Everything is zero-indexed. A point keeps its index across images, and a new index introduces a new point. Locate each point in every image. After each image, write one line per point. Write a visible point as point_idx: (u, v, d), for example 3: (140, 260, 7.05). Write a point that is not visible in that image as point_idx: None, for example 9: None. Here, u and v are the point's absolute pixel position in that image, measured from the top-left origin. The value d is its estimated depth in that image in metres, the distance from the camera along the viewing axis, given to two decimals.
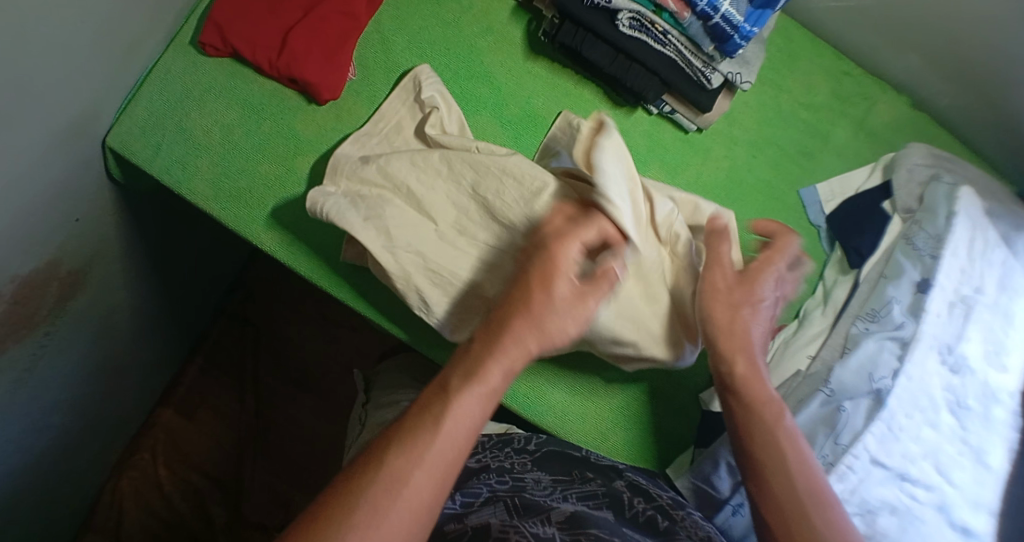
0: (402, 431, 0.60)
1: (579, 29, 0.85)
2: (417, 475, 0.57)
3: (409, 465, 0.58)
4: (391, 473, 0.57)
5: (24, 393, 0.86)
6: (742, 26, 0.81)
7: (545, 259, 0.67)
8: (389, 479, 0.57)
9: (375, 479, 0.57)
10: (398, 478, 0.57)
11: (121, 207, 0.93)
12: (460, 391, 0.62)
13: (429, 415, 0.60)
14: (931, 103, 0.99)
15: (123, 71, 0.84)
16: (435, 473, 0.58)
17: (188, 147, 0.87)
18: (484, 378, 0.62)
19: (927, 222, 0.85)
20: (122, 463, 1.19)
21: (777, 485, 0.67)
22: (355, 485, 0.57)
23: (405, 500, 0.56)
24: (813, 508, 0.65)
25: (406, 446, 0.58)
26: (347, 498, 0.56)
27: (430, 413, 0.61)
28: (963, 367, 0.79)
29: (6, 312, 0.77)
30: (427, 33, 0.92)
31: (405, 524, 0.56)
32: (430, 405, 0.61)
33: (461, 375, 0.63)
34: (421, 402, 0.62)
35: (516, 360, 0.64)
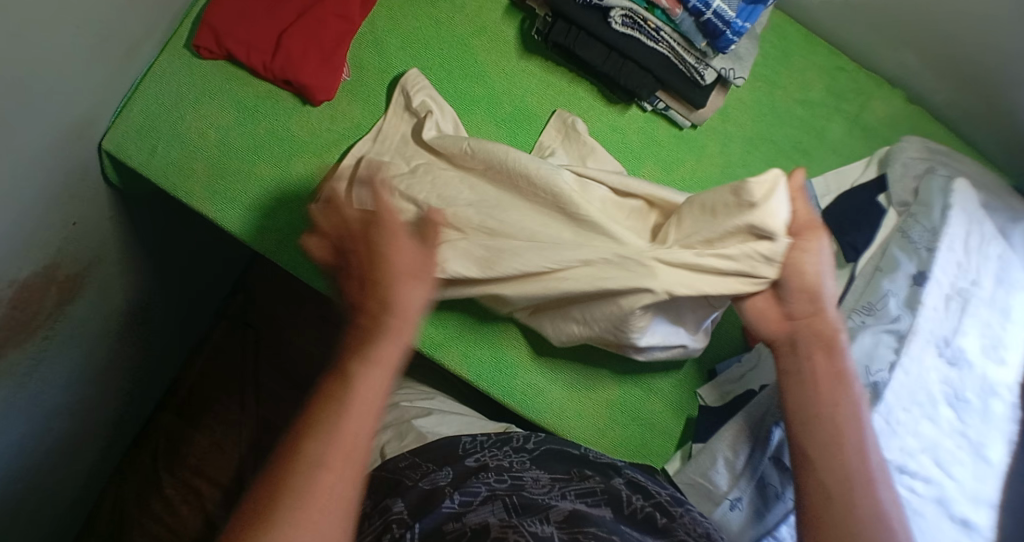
0: (301, 439, 0.57)
1: (572, 28, 0.85)
2: (336, 475, 0.56)
3: (321, 464, 0.56)
4: (307, 482, 0.55)
5: (26, 397, 0.87)
6: (734, 22, 0.81)
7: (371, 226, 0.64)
8: (306, 491, 0.55)
9: (290, 491, 0.55)
10: (311, 481, 0.55)
11: (119, 210, 0.93)
12: (359, 375, 0.59)
13: (331, 409, 0.58)
14: (926, 98, 0.99)
15: (120, 75, 0.84)
16: (351, 466, 0.57)
17: (184, 149, 0.87)
18: (380, 359, 0.60)
19: (923, 216, 0.86)
20: (124, 466, 1.21)
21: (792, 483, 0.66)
22: (271, 510, 0.54)
23: (324, 505, 0.55)
24: (824, 506, 0.63)
25: (312, 445, 0.56)
26: (266, 518, 0.54)
27: (332, 406, 0.58)
28: (961, 360, 0.79)
29: (6, 315, 0.77)
30: (422, 33, 0.92)
31: (333, 523, 0.55)
32: (328, 396, 0.59)
33: (355, 362, 0.60)
34: (320, 398, 0.59)
35: (408, 332, 0.62)
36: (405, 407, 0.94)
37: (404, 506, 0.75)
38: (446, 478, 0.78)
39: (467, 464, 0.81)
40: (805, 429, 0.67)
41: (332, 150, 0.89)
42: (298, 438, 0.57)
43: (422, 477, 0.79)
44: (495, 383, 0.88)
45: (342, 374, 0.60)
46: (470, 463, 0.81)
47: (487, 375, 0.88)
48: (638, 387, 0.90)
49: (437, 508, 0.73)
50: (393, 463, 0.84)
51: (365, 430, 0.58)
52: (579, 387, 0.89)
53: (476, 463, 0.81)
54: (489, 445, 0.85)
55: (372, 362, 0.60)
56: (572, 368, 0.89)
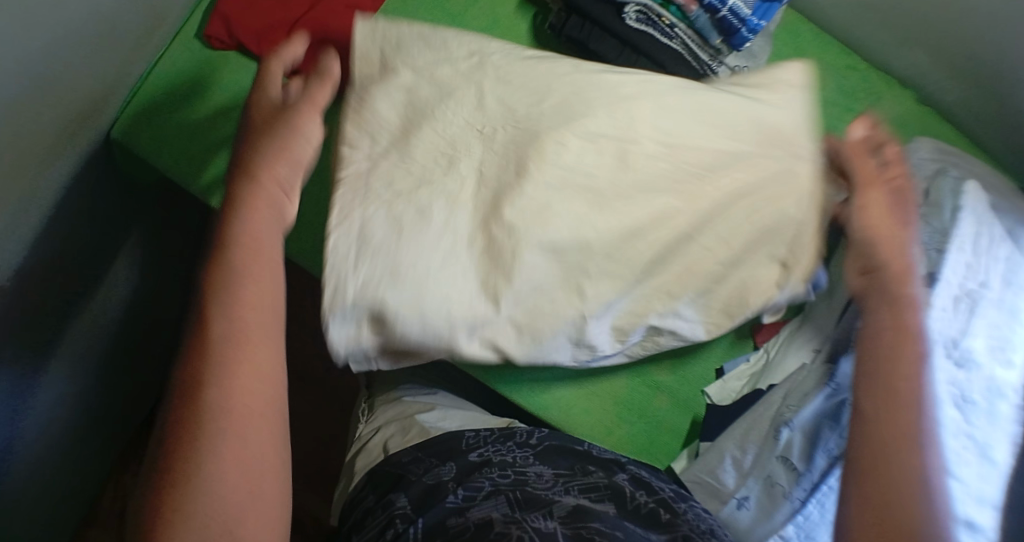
0: (193, 409, 0.55)
1: (585, 22, 0.85)
2: (238, 424, 0.55)
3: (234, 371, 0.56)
4: (218, 444, 0.54)
5: (31, 388, 0.86)
6: (749, 19, 0.81)
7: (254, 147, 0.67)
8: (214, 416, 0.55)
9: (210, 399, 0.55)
10: (226, 384, 0.56)
11: (125, 198, 0.93)
12: (243, 276, 0.60)
13: (220, 330, 0.57)
14: (935, 99, 0.99)
15: (128, 65, 0.84)
16: (262, 412, 0.57)
17: (192, 140, 0.86)
18: (247, 239, 0.61)
19: (934, 218, 0.86)
20: (125, 457, 1.20)
21: None
22: (182, 479, 0.53)
23: (245, 451, 0.55)
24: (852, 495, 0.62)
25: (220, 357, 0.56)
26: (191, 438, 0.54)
27: (195, 375, 0.56)
28: (969, 361, 0.79)
29: (12, 305, 0.77)
30: (433, 26, 0.92)
31: (256, 420, 0.56)
32: (214, 312, 0.58)
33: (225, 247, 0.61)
34: (204, 370, 0.56)
35: (267, 213, 0.63)
36: (410, 400, 0.94)
37: (408, 501, 0.74)
38: (450, 473, 0.78)
39: (470, 459, 0.81)
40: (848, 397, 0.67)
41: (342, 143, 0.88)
42: (188, 406, 0.55)
43: (425, 471, 0.79)
44: (500, 380, 0.87)
45: (205, 336, 0.57)
46: (473, 457, 0.81)
47: (496, 371, 0.87)
48: (644, 385, 0.90)
49: (440, 503, 0.73)
50: (395, 458, 0.83)
51: (275, 369, 0.58)
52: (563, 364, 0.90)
53: (480, 458, 0.81)
54: (492, 441, 0.85)
55: (237, 332, 0.58)
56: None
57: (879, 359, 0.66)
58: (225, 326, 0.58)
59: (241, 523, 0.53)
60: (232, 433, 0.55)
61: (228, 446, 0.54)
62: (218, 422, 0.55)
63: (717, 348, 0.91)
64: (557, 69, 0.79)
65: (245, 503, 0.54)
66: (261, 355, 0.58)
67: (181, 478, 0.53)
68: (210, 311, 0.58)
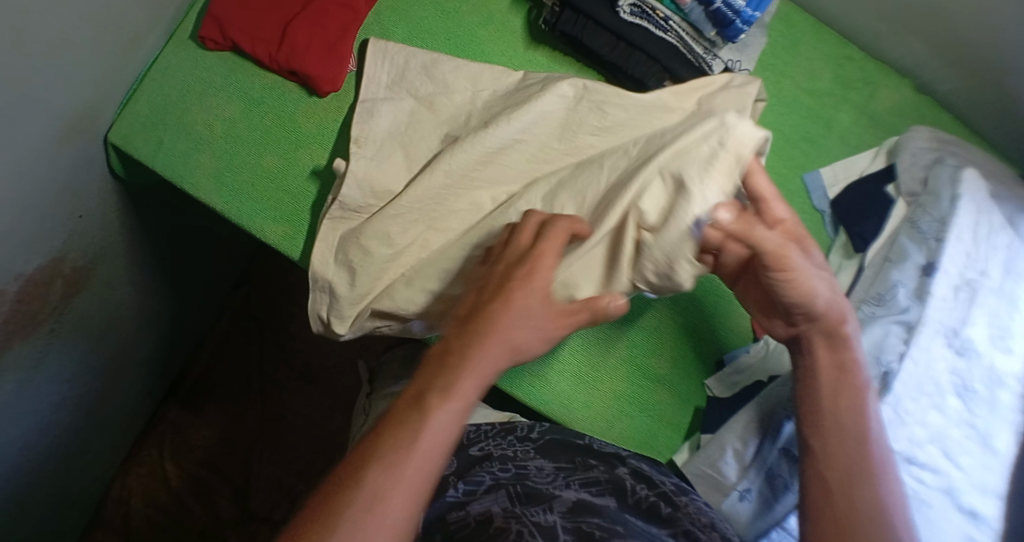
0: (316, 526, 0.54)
1: (579, 18, 0.85)
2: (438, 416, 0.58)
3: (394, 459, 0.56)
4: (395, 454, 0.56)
5: (32, 390, 0.87)
6: (744, 11, 0.81)
7: (520, 275, 0.65)
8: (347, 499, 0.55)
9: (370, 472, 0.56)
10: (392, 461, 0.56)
11: (124, 201, 0.93)
12: (470, 354, 0.61)
13: (410, 407, 0.59)
14: (933, 87, 0.99)
15: (124, 68, 0.84)
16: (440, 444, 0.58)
17: (189, 142, 0.87)
18: (500, 329, 0.62)
19: (931, 206, 0.85)
20: (129, 459, 1.21)
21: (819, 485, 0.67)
22: None
23: None
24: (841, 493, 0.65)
25: (395, 433, 0.57)
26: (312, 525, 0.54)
27: (375, 475, 0.56)
28: (969, 350, 0.79)
29: (11, 309, 0.78)
30: (427, 23, 0.91)
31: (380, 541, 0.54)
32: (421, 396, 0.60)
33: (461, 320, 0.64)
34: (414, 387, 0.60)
35: (496, 350, 0.62)
36: None
37: None
38: (451, 467, 0.81)
39: (472, 453, 0.82)
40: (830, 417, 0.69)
41: (338, 140, 0.88)
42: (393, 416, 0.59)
43: None
44: (503, 376, 0.87)
45: (396, 432, 0.58)
46: (474, 452, 0.83)
47: None
48: (646, 379, 0.89)
49: (442, 497, 0.74)
50: None
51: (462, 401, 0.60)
52: (577, 352, 0.89)
53: (482, 452, 0.82)
54: (494, 435, 0.85)
55: (448, 399, 0.59)
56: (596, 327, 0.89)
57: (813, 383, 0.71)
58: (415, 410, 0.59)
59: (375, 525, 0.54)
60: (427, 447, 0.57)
61: (407, 469, 0.56)
62: (401, 443, 0.57)
63: (711, 341, 0.91)
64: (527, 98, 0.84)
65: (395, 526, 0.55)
66: (427, 440, 0.57)
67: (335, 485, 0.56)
68: (473, 334, 0.62)
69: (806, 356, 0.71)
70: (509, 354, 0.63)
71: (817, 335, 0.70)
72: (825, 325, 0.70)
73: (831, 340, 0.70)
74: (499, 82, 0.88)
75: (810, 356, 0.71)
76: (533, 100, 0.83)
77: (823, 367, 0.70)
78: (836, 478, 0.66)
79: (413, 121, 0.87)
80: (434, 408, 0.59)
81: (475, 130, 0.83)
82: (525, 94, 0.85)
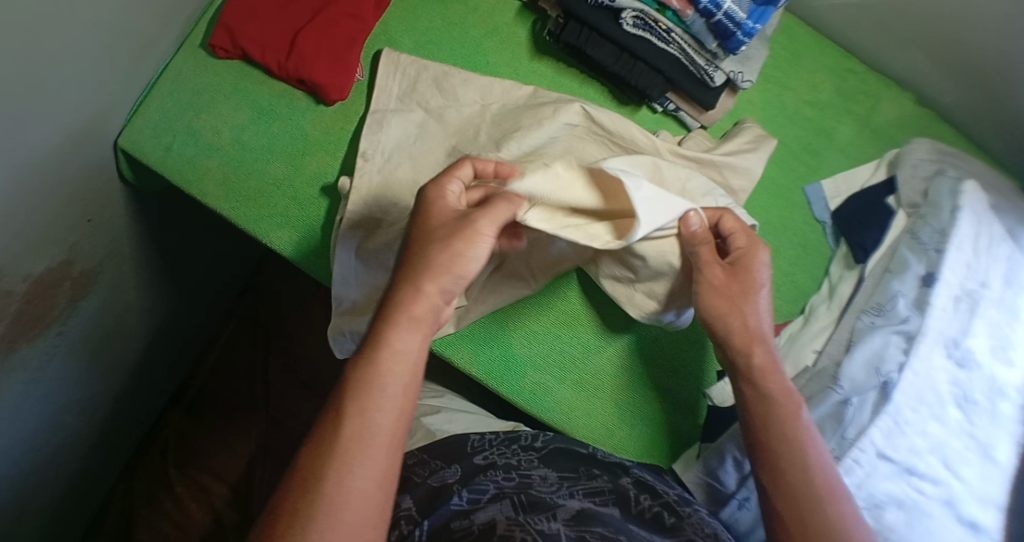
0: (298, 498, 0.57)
1: (583, 29, 0.86)
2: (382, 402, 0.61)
3: (357, 412, 0.60)
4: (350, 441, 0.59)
5: (38, 392, 0.88)
6: (745, 23, 0.81)
7: (431, 199, 0.68)
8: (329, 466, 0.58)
9: (337, 441, 0.59)
10: (351, 420, 0.60)
11: (133, 205, 0.94)
12: (409, 302, 0.64)
13: (362, 366, 0.62)
14: (935, 100, 0.99)
15: (136, 74, 0.85)
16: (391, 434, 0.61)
17: (199, 147, 0.88)
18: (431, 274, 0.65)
19: (932, 217, 0.86)
20: (134, 463, 1.22)
21: (773, 496, 0.70)
22: None
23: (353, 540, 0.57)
24: (808, 508, 0.68)
25: (356, 398, 0.61)
26: (305, 501, 0.57)
27: (339, 436, 0.59)
28: (969, 361, 0.79)
29: (19, 310, 0.79)
30: (433, 33, 0.93)
31: (370, 494, 0.58)
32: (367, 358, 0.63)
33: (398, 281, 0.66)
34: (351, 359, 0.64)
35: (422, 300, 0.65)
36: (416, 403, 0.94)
37: (413, 503, 0.76)
38: (454, 475, 0.79)
39: (475, 461, 0.81)
40: (781, 439, 0.71)
41: (344, 149, 0.89)
42: (339, 398, 0.62)
43: (429, 473, 0.80)
44: (502, 381, 0.88)
45: (351, 393, 0.61)
46: (478, 460, 0.82)
47: (496, 372, 0.88)
48: (645, 386, 0.90)
49: (446, 505, 0.74)
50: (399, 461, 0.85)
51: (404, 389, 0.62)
52: (554, 362, 0.89)
53: (485, 460, 0.81)
54: (497, 444, 0.85)
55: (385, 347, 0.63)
56: (557, 330, 0.90)
57: (754, 411, 0.73)
58: (369, 364, 0.62)
59: (344, 502, 0.57)
60: (371, 419, 0.60)
61: (359, 440, 0.59)
62: (352, 402, 0.61)
63: (687, 346, 0.91)
64: (539, 122, 0.86)
65: (367, 500, 0.58)
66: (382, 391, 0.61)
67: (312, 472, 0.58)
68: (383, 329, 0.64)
69: (746, 388, 0.74)
70: (448, 272, 0.65)
71: (738, 375, 0.75)
72: (739, 369, 0.75)
73: (751, 376, 0.74)
74: (509, 97, 0.89)
75: (737, 393, 0.75)
76: (546, 123, 0.86)
77: (751, 402, 0.74)
78: (785, 503, 0.69)
79: (421, 134, 0.89)
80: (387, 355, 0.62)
81: (485, 150, 0.86)
82: (537, 113, 0.87)
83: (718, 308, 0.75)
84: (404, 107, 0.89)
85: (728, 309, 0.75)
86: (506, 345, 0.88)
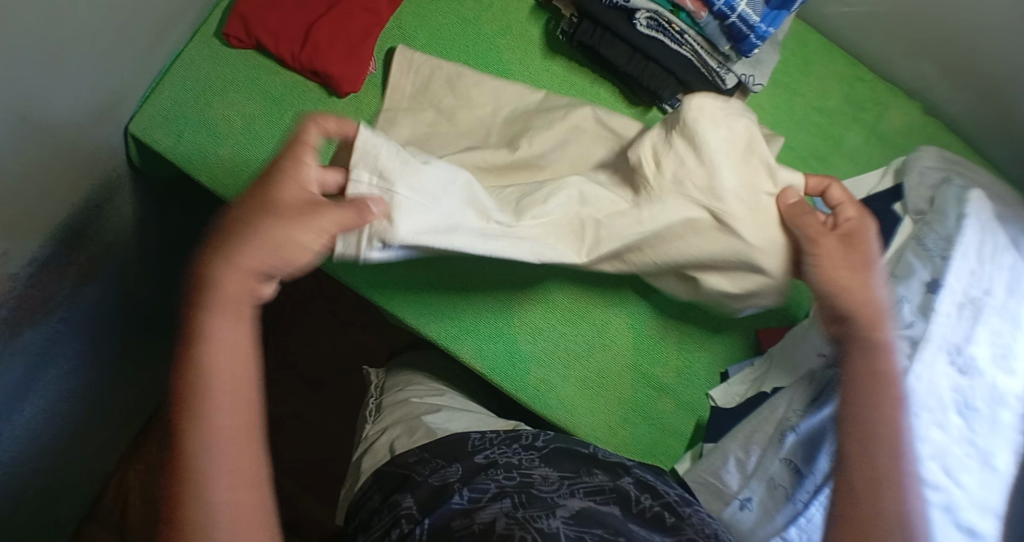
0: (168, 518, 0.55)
1: (597, 29, 0.86)
2: (225, 367, 0.58)
3: (207, 386, 0.58)
4: (205, 432, 0.57)
5: (39, 378, 0.88)
6: (758, 26, 0.82)
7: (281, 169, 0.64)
8: (184, 477, 0.56)
9: (187, 427, 0.57)
10: (197, 393, 0.57)
11: (141, 193, 0.94)
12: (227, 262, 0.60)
13: (197, 341, 0.59)
14: (942, 109, 1.00)
15: (148, 61, 0.86)
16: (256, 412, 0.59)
17: (210, 135, 0.88)
18: (255, 227, 0.61)
19: (938, 224, 0.86)
20: (129, 455, 1.21)
21: (854, 480, 0.65)
22: None
23: None
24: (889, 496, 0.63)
25: (197, 376, 0.58)
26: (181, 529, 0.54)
27: (189, 410, 0.57)
28: (971, 368, 0.80)
29: (23, 295, 0.78)
30: (447, 29, 0.93)
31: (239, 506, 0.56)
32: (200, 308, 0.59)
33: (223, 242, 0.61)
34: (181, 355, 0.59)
35: (251, 266, 0.60)
36: (417, 402, 0.94)
37: (414, 502, 0.75)
38: (456, 474, 0.78)
39: (476, 460, 0.81)
40: (880, 419, 0.66)
41: None
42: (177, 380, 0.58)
43: (431, 473, 0.79)
44: (506, 376, 0.88)
45: (185, 369, 0.58)
46: (479, 459, 0.81)
47: (500, 367, 0.88)
48: (649, 385, 0.91)
49: (446, 503, 0.73)
50: (401, 458, 0.83)
51: (237, 357, 0.59)
52: (558, 359, 0.89)
53: (487, 459, 0.81)
54: (498, 442, 0.84)
55: (213, 321, 0.59)
56: (564, 326, 0.90)
57: (857, 382, 0.68)
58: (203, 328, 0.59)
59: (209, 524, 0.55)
60: (218, 397, 0.58)
61: (218, 417, 0.57)
62: (197, 380, 0.58)
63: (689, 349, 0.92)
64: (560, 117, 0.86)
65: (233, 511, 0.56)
66: (218, 360, 0.58)
67: (179, 471, 0.56)
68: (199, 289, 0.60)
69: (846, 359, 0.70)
70: (274, 253, 0.60)
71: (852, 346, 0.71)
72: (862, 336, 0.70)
73: (863, 346, 0.70)
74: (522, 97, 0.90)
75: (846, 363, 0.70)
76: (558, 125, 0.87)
77: (856, 375, 0.69)
78: (866, 488, 0.64)
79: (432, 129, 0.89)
80: (213, 320, 0.59)
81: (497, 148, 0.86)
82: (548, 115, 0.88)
83: (840, 276, 0.73)
84: (419, 104, 0.90)
85: (853, 275, 0.73)
86: (508, 336, 0.89)
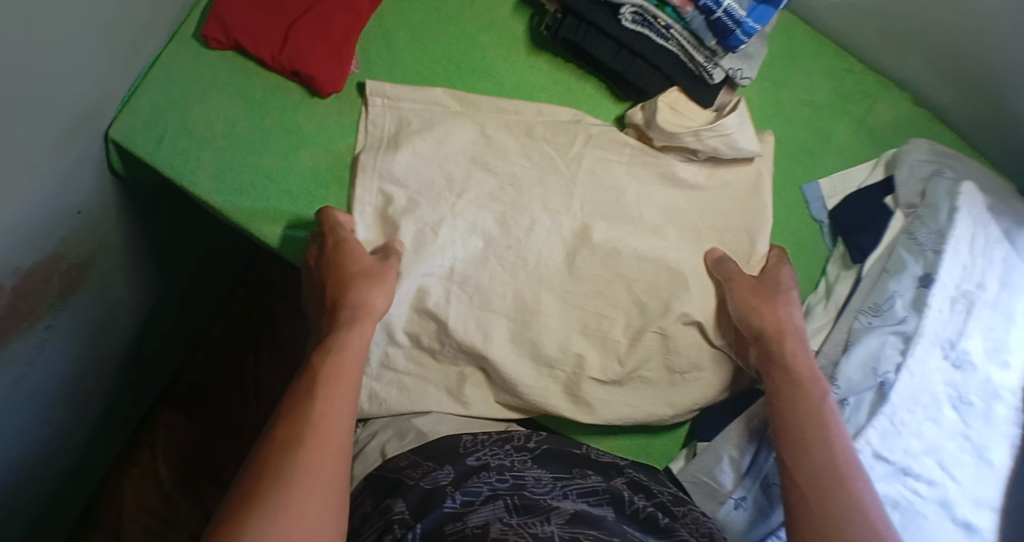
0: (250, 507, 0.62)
1: (581, 25, 0.85)
2: (338, 396, 0.71)
3: (323, 398, 0.70)
4: (313, 451, 0.66)
5: (25, 389, 0.86)
6: (744, 22, 0.81)
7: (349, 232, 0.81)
8: (281, 482, 0.64)
9: (298, 435, 0.67)
10: (314, 410, 0.69)
11: (122, 200, 0.93)
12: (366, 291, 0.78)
13: (325, 364, 0.73)
14: (931, 101, 0.99)
15: (126, 66, 0.84)
16: (338, 454, 0.67)
17: (191, 139, 0.86)
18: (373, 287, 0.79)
19: (929, 218, 0.85)
20: (121, 461, 1.19)
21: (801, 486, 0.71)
22: None
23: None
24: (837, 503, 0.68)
25: (317, 390, 0.71)
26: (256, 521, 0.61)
27: (301, 420, 0.68)
28: (965, 363, 0.79)
29: (6, 306, 0.77)
30: (429, 28, 0.92)
31: (325, 510, 0.64)
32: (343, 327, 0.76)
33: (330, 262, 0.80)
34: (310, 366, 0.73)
35: (358, 325, 0.76)
36: None
37: (405, 506, 0.73)
38: (447, 477, 0.76)
39: (467, 463, 0.79)
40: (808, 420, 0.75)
41: (340, 144, 0.88)
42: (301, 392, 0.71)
43: (421, 475, 0.77)
44: None
45: (316, 383, 0.71)
46: (470, 462, 0.79)
47: None
48: None
49: (438, 507, 0.72)
50: (392, 463, 0.80)
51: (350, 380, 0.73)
52: None
53: (478, 462, 0.79)
54: (490, 444, 0.83)
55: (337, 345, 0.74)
56: None
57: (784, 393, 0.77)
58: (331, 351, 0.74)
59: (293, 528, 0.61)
60: (325, 418, 0.69)
61: (324, 433, 0.68)
62: (311, 395, 0.70)
63: None
64: (556, 153, 0.88)
65: (316, 519, 0.63)
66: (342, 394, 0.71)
67: (270, 473, 0.64)
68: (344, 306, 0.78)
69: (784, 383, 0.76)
70: (365, 315, 0.77)
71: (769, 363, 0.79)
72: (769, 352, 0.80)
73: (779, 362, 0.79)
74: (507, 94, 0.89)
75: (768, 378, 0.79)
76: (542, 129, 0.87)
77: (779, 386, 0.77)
78: (816, 498, 0.69)
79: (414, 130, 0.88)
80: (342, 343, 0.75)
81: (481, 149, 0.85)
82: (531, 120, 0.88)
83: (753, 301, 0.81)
84: (401, 106, 0.88)
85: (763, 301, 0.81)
86: None
